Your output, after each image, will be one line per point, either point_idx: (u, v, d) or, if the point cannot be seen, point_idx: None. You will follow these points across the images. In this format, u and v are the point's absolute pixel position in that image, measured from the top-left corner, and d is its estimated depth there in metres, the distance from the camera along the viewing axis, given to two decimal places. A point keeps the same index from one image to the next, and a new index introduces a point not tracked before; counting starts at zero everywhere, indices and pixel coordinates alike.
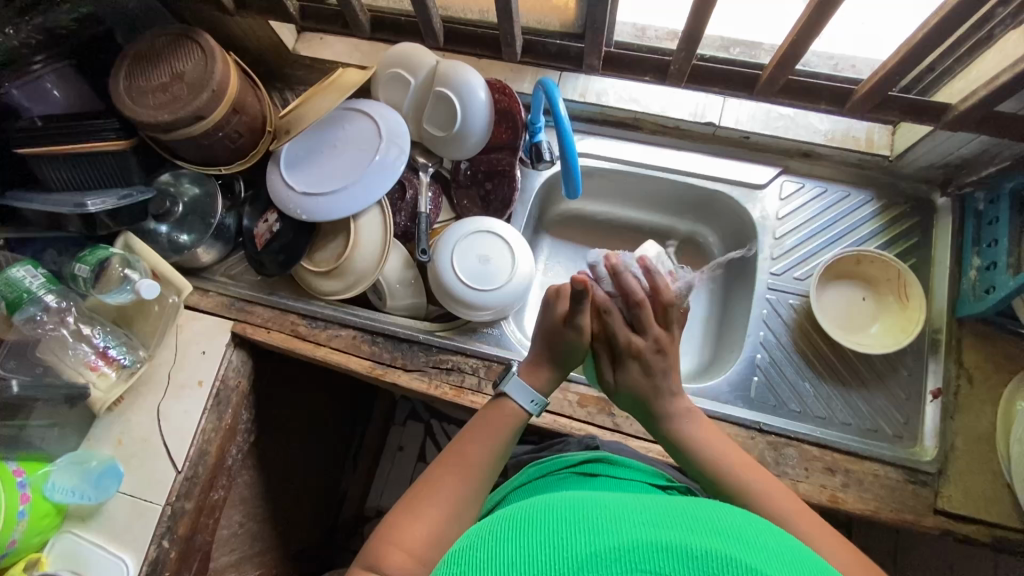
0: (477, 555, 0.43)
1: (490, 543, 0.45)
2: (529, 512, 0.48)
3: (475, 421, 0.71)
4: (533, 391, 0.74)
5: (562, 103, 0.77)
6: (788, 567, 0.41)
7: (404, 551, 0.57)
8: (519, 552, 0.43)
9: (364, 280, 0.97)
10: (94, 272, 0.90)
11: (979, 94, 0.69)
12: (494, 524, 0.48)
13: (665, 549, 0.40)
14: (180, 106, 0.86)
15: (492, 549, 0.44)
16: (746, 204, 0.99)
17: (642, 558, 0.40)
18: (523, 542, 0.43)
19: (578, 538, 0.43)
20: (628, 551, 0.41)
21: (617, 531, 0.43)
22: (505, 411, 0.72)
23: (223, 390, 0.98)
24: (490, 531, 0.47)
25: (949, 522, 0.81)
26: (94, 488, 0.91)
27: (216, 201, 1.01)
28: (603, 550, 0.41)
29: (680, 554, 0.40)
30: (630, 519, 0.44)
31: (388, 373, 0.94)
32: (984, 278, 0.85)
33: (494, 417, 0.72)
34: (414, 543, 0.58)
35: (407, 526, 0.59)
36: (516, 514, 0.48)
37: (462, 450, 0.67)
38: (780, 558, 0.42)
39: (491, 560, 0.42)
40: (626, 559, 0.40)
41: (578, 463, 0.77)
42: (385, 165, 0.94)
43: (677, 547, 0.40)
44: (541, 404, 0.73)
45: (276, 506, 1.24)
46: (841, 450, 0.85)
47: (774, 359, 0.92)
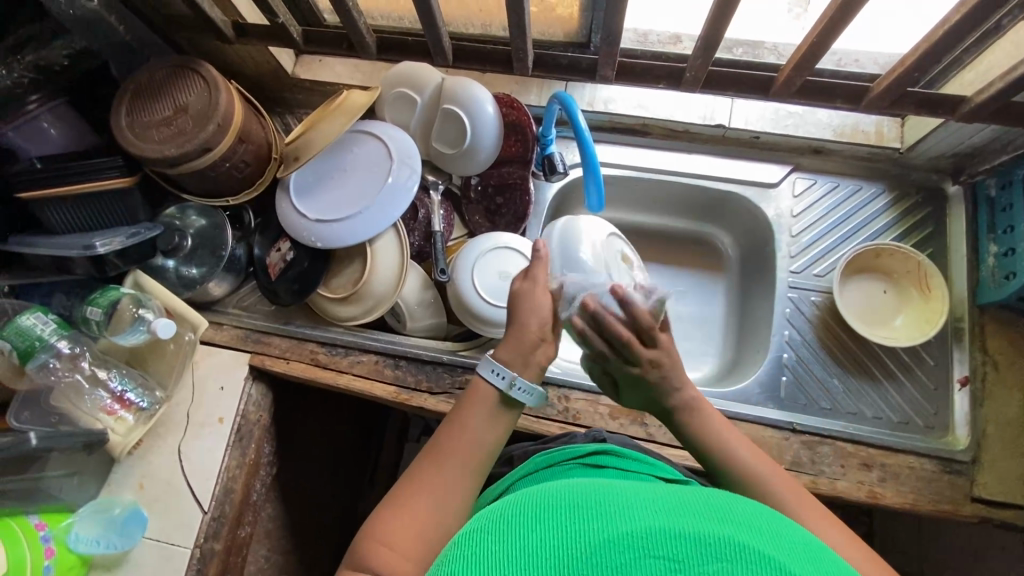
0: (482, 539, 0.41)
1: (496, 526, 0.42)
2: (537, 497, 0.45)
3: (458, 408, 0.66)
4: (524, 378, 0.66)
5: (581, 114, 0.76)
6: (808, 557, 0.39)
7: (389, 548, 0.55)
8: (525, 537, 0.40)
9: (383, 304, 0.96)
10: (106, 314, 0.89)
11: (996, 86, 0.69)
12: (500, 507, 0.46)
13: (679, 537, 0.38)
14: (186, 140, 0.84)
15: (498, 533, 0.41)
16: (760, 203, 0.99)
17: (655, 544, 0.37)
18: (531, 526, 0.41)
19: (589, 524, 0.40)
20: (641, 537, 0.38)
21: (630, 517, 0.40)
22: (485, 395, 0.66)
23: (245, 425, 0.96)
24: (497, 514, 0.44)
25: (987, 509, 0.81)
26: (120, 535, 0.89)
27: (226, 232, 0.98)
28: (616, 536, 0.38)
29: (696, 541, 0.37)
30: (643, 506, 0.41)
31: (414, 397, 0.92)
32: (1003, 265, 0.86)
33: (475, 402, 0.66)
34: (401, 541, 0.55)
35: (391, 520, 0.57)
36: (524, 498, 0.46)
37: (441, 441, 0.63)
38: (801, 549, 0.39)
39: (496, 545, 0.40)
40: (639, 545, 0.37)
41: (587, 454, 0.72)
42: (398, 186, 0.93)
43: (690, 535, 0.38)
44: (504, 373, 0.66)
45: (300, 536, 1.22)
46: (876, 445, 0.85)
47: (802, 357, 0.92)
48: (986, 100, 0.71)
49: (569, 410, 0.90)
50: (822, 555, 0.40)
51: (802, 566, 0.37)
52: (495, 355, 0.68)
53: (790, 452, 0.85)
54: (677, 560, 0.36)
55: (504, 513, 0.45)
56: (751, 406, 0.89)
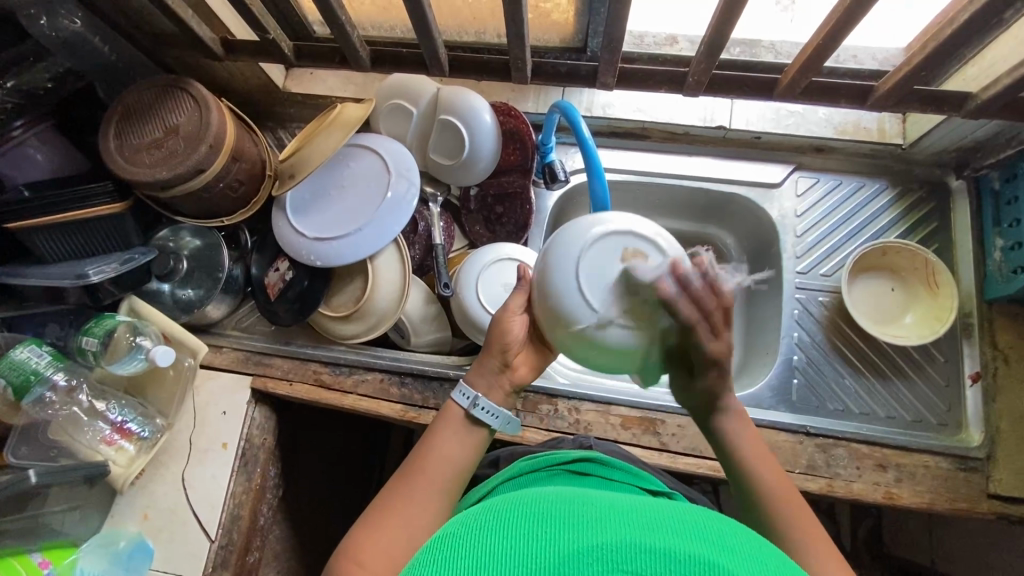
0: (455, 542, 0.40)
1: (470, 529, 0.42)
2: (516, 503, 0.44)
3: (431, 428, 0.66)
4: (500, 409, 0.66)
5: (583, 123, 0.75)
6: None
7: (361, 568, 0.53)
8: (496, 542, 0.39)
9: (386, 321, 0.94)
10: (102, 343, 0.86)
11: (1003, 82, 0.68)
12: (479, 510, 0.45)
13: (651, 552, 0.36)
14: (179, 161, 0.81)
15: (470, 537, 0.40)
16: (764, 203, 0.98)
17: (625, 559, 0.36)
18: (504, 531, 0.40)
19: (562, 533, 0.39)
20: (611, 550, 0.37)
21: (603, 529, 0.39)
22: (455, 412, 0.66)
23: (249, 449, 0.94)
24: (475, 516, 0.44)
25: (1004, 506, 0.81)
26: (126, 569, 0.86)
27: (222, 252, 0.96)
28: (586, 547, 0.37)
29: (667, 556, 0.36)
30: (621, 517, 0.40)
31: (422, 415, 0.91)
32: (1009, 259, 0.85)
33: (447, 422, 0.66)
34: (374, 561, 0.53)
35: (363, 541, 0.55)
36: (503, 504, 0.45)
37: (415, 460, 0.62)
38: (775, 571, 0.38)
39: (466, 547, 0.39)
40: (609, 558, 0.36)
41: (573, 461, 0.70)
42: (397, 200, 0.91)
43: (661, 549, 0.36)
44: (497, 414, 0.65)
45: (309, 556, 1.20)
46: (890, 446, 0.84)
47: (811, 358, 0.92)
48: (993, 97, 0.70)
49: (580, 422, 0.89)
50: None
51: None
52: (470, 378, 0.68)
53: (804, 456, 0.84)
54: None
55: (486, 513, 0.44)
56: (764, 410, 0.88)
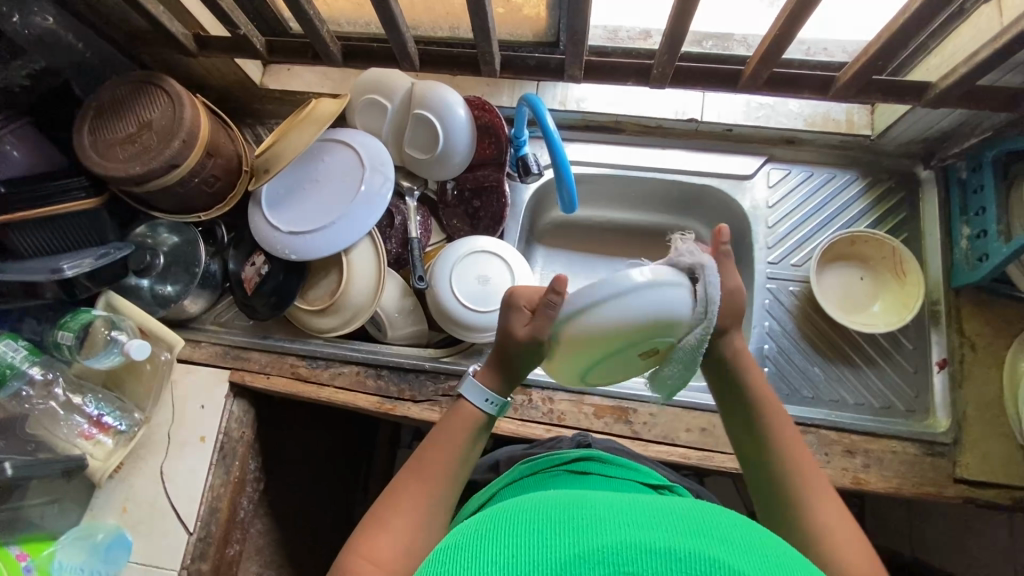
0: (455, 556, 0.40)
1: (470, 540, 0.42)
2: (511, 509, 0.44)
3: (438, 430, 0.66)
4: (488, 390, 0.67)
5: (548, 115, 0.75)
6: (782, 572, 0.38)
7: (371, 564, 0.54)
8: (496, 551, 0.39)
9: (362, 313, 0.95)
10: (77, 338, 0.87)
11: (960, 70, 0.70)
12: (477, 519, 0.45)
13: (651, 553, 0.37)
14: (152, 156, 0.82)
15: (470, 547, 0.40)
16: (736, 195, 0.99)
17: (627, 561, 0.37)
18: (504, 540, 0.40)
19: (561, 537, 0.39)
20: (612, 553, 0.37)
21: (601, 530, 0.39)
22: (464, 416, 0.66)
23: (228, 443, 0.95)
24: (474, 526, 0.44)
25: (970, 490, 0.82)
26: (104, 561, 0.87)
27: (199, 247, 0.96)
28: (588, 552, 0.38)
29: (668, 555, 0.37)
30: (617, 517, 0.41)
31: (398, 407, 0.92)
32: (976, 246, 0.86)
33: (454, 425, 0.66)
34: (384, 556, 0.55)
35: (371, 539, 0.56)
36: (500, 509, 0.45)
37: (428, 458, 0.63)
38: (772, 561, 0.39)
39: (469, 558, 0.39)
40: (610, 562, 0.37)
41: (570, 461, 0.72)
42: (371, 194, 0.92)
43: (661, 548, 0.37)
44: (497, 402, 0.67)
45: (292, 550, 1.20)
46: (859, 432, 0.85)
47: (782, 347, 0.93)
48: (951, 85, 0.71)
49: (554, 411, 0.90)
50: (797, 568, 0.39)
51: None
52: (479, 377, 0.68)
53: None
54: None
55: (483, 522, 0.44)
56: None
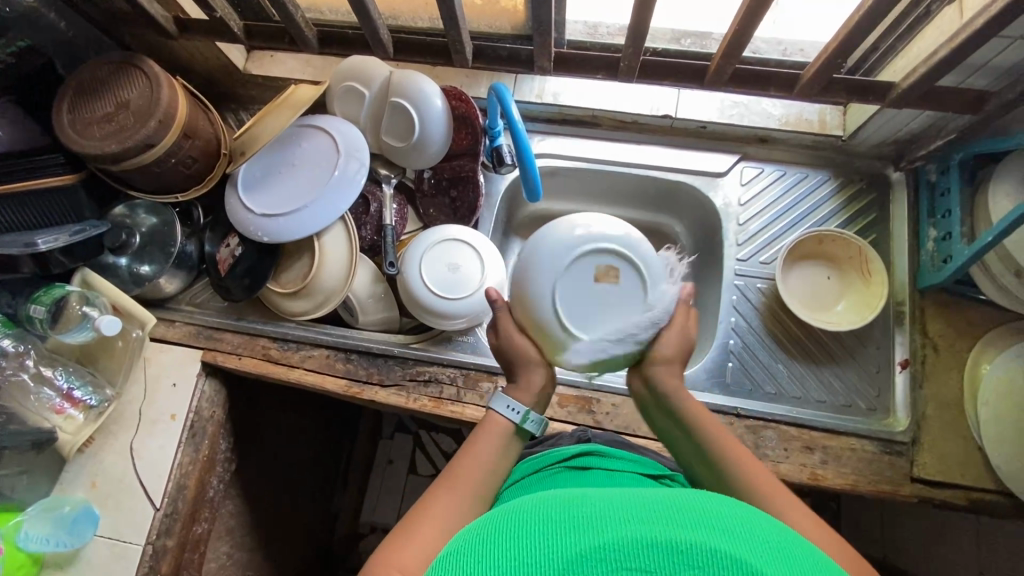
0: (462, 561, 0.41)
1: (475, 544, 0.42)
2: (514, 511, 0.45)
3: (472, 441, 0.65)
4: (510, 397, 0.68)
5: (514, 107, 0.76)
6: (785, 560, 0.38)
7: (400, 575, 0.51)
8: (500, 555, 0.40)
9: (334, 297, 0.96)
10: (51, 311, 0.89)
11: (920, 70, 0.70)
12: (482, 523, 0.46)
13: (651, 546, 0.37)
14: (128, 135, 0.83)
15: (476, 551, 0.41)
16: (708, 192, 1.00)
17: (629, 556, 0.37)
18: (508, 543, 0.41)
19: (561, 536, 0.40)
20: (613, 548, 0.38)
21: (599, 527, 0.40)
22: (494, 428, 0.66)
23: (198, 422, 0.96)
24: (480, 532, 0.44)
25: (927, 489, 0.83)
26: (70, 533, 0.88)
27: (175, 228, 0.97)
28: (589, 550, 0.38)
29: (667, 548, 0.37)
30: (615, 513, 0.41)
31: (365, 391, 0.93)
32: (941, 249, 0.87)
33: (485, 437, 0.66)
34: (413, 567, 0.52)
35: (400, 549, 0.53)
36: (503, 512, 0.46)
37: (459, 469, 0.62)
38: (776, 548, 0.39)
39: (476, 563, 0.40)
40: (611, 557, 0.37)
41: (572, 457, 0.73)
42: (345, 179, 0.93)
43: (661, 541, 0.38)
44: (520, 409, 0.67)
45: (265, 533, 1.22)
46: (818, 428, 0.86)
47: (747, 343, 0.93)
48: (912, 85, 0.72)
49: None
50: (801, 556, 0.39)
51: (777, 570, 0.37)
52: (508, 392, 0.70)
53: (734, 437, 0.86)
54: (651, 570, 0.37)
55: (489, 526, 0.44)
56: (697, 392, 0.90)
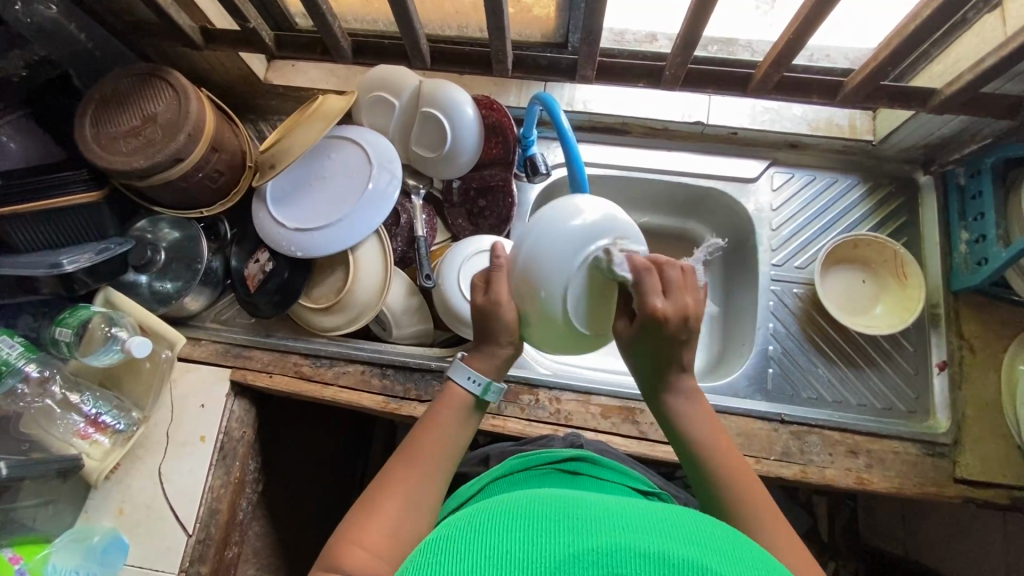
0: (449, 547, 0.40)
1: (465, 533, 0.41)
2: (510, 507, 0.44)
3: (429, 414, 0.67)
4: (471, 369, 0.68)
5: (563, 115, 0.77)
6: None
7: (364, 551, 0.54)
8: (490, 548, 0.39)
9: (367, 313, 0.94)
10: (77, 334, 0.85)
11: (966, 77, 0.71)
12: (476, 513, 0.45)
13: (645, 556, 0.35)
14: (156, 150, 0.80)
15: (463, 540, 0.40)
16: (741, 198, 1.01)
17: (619, 563, 0.35)
18: (501, 534, 0.40)
19: (554, 538, 0.38)
20: (606, 554, 0.36)
21: (594, 532, 0.38)
22: (453, 399, 0.67)
23: (228, 443, 0.93)
24: (472, 520, 0.43)
25: (969, 490, 0.84)
26: (101, 564, 0.84)
27: (201, 244, 0.94)
28: (582, 552, 0.36)
29: (661, 560, 0.35)
30: (612, 519, 0.39)
31: (403, 407, 0.91)
32: (974, 251, 0.88)
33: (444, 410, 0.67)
34: (376, 543, 0.55)
35: (365, 526, 0.56)
36: (499, 506, 0.44)
37: (420, 440, 0.64)
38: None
39: (462, 550, 0.39)
40: (602, 562, 0.36)
41: (564, 459, 0.72)
42: (379, 192, 0.91)
43: (654, 553, 0.36)
44: (481, 381, 0.68)
45: (289, 553, 1.18)
46: (862, 432, 0.86)
47: (786, 348, 0.94)
48: (954, 93, 0.73)
49: (562, 411, 0.90)
50: None
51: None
52: (477, 363, 0.69)
53: (779, 444, 0.86)
54: None
55: (483, 516, 0.43)
56: (741, 399, 0.90)
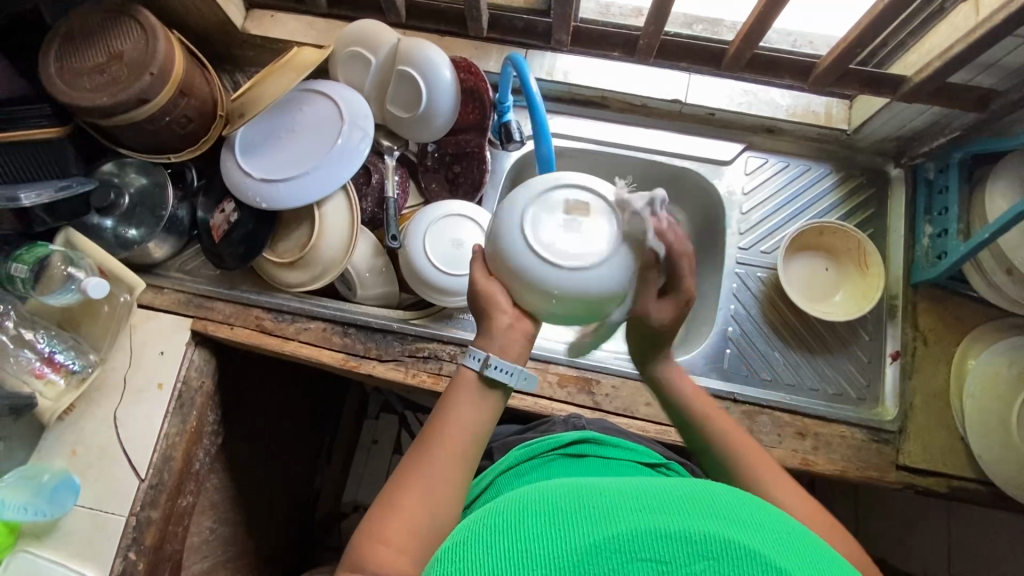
0: (468, 548, 0.40)
1: (482, 531, 0.42)
2: (519, 499, 0.44)
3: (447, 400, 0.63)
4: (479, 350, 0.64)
5: (533, 79, 0.77)
6: (798, 550, 0.38)
7: (388, 547, 0.53)
8: (509, 544, 0.39)
9: (331, 270, 0.94)
10: (33, 271, 0.85)
11: (934, 65, 0.73)
12: (486, 511, 0.45)
13: (667, 537, 0.37)
14: (120, 89, 0.79)
15: (483, 539, 0.40)
16: (713, 179, 1.01)
17: (642, 546, 0.37)
18: (515, 528, 0.40)
19: (573, 526, 0.39)
20: (629, 538, 0.37)
21: (616, 516, 0.39)
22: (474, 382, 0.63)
23: (186, 392, 0.93)
24: (483, 518, 0.44)
25: (911, 476, 0.86)
26: (49, 502, 0.85)
27: (167, 191, 0.93)
28: (605, 539, 0.38)
29: (684, 540, 0.37)
30: (626, 501, 0.41)
31: (362, 364, 0.91)
32: (936, 244, 0.90)
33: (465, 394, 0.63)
34: (401, 539, 0.53)
35: (385, 523, 0.54)
36: (506, 500, 0.45)
37: (441, 432, 0.60)
38: (788, 538, 0.39)
39: (484, 549, 0.39)
40: (627, 549, 0.37)
41: (569, 443, 0.72)
42: (349, 149, 0.90)
43: (675, 533, 0.37)
44: (482, 357, 0.63)
45: (248, 508, 1.19)
46: (811, 415, 0.88)
47: (745, 331, 0.95)
48: (922, 81, 0.75)
49: None
50: (808, 544, 0.40)
51: (789, 559, 0.37)
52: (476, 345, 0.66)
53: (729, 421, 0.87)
54: (664, 561, 0.36)
55: (493, 512, 0.44)
56: (696, 376, 0.91)
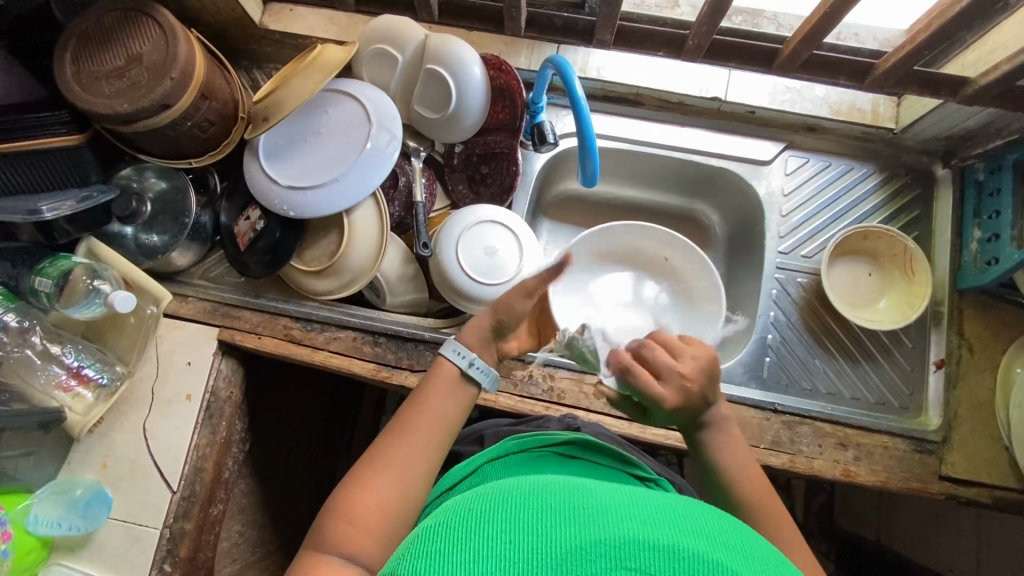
0: (447, 536, 0.38)
1: (465, 519, 0.39)
2: (508, 494, 0.42)
3: (419, 388, 0.68)
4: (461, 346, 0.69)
5: (577, 80, 0.72)
6: None
7: (354, 524, 0.56)
8: (490, 536, 0.37)
9: (360, 278, 0.91)
10: (57, 284, 0.82)
11: (1002, 68, 0.69)
12: (470, 500, 0.43)
13: (654, 549, 0.34)
14: (142, 94, 0.75)
15: (463, 529, 0.38)
16: (752, 180, 0.97)
17: (627, 555, 0.34)
18: (499, 523, 0.38)
19: (560, 527, 0.37)
20: (616, 546, 0.35)
21: (605, 523, 0.36)
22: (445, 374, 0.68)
23: (215, 402, 0.91)
24: (466, 508, 0.42)
25: (953, 487, 0.84)
26: (82, 517, 0.85)
27: (189, 196, 0.90)
28: (590, 544, 0.35)
29: (673, 553, 0.34)
30: (622, 509, 0.38)
31: (394, 375, 0.89)
32: (985, 250, 0.86)
33: (435, 384, 0.68)
34: (367, 518, 0.56)
35: (352, 500, 0.57)
36: (493, 492, 0.43)
37: (408, 420, 0.64)
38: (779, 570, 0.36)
39: (462, 539, 0.37)
40: (612, 555, 0.34)
41: (559, 443, 0.70)
42: (376, 153, 0.87)
43: (664, 547, 0.34)
44: (467, 355, 0.68)
45: (274, 509, 1.18)
46: (852, 425, 0.86)
47: (785, 338, 0.93)
48: (989, 84, 0.71)
49: (555, 389, 0.89)
50: None
51: None
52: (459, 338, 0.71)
53: (770, 432, 0.85)
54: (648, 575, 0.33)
55: (479, 504, 0.42)
56: (735, 387, 0.89)
